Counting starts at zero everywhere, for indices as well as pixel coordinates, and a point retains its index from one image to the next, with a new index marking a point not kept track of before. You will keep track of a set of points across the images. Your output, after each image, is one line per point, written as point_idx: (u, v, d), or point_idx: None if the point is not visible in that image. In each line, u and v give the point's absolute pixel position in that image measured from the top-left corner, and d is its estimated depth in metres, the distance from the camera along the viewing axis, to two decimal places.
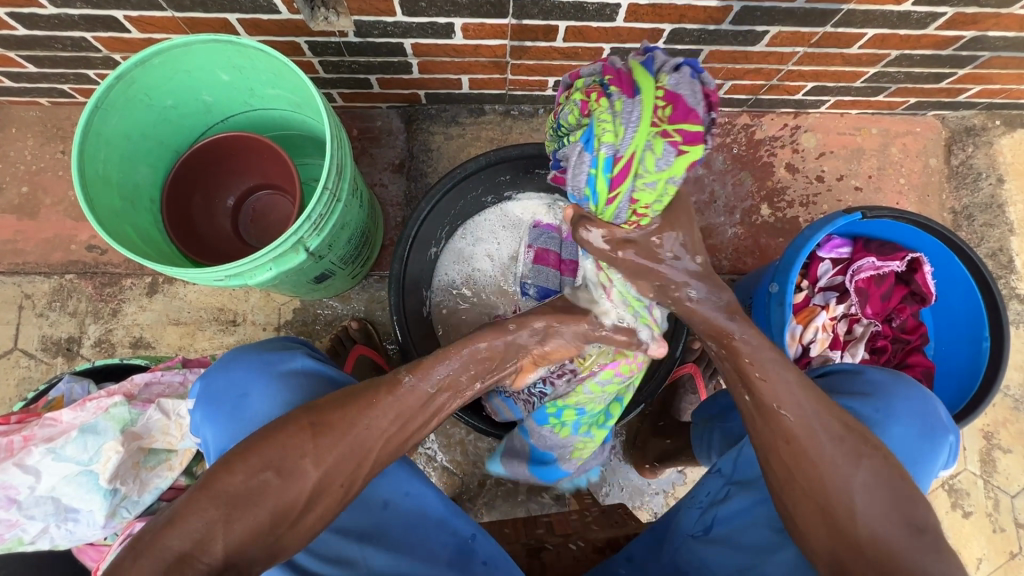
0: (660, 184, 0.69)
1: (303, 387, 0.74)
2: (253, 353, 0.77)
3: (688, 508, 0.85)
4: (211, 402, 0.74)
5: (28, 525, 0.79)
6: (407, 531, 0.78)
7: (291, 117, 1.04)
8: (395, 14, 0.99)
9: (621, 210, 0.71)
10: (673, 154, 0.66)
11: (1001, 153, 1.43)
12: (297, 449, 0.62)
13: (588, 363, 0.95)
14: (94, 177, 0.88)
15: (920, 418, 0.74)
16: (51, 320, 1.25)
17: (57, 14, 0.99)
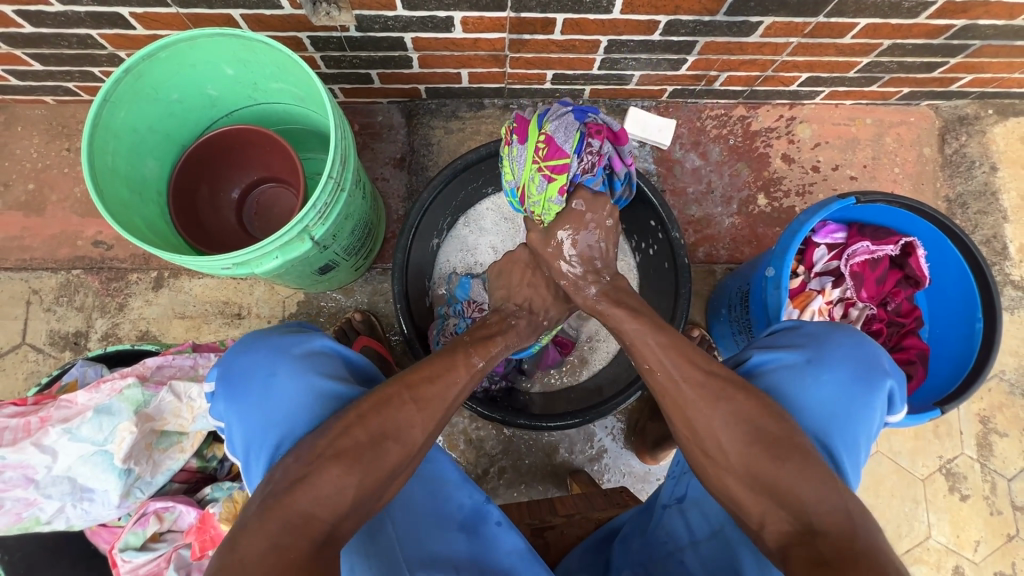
0: (544, 201, 0.89)
1: (329, 368, 0.73)
2: (271, 337, 0.74)
3: (666, 478, 0.85)
4: (231, 389, 0.71)
5: (45, 504, 0.81)
6: (426, 497, 0.80)
7: (294, 110, 1.06)
8: (395, 8, 1.00)
9: (528, 215, 0.94)
10: (550, 178, 0.87)
11: (995, 142, 1.45)
12: (406, 421, 0.65)
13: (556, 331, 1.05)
14: (103, 169, 0.90)
15: (853, 364, 0.70)
16: (59, 314, 1.27)
17: (63, 11, 1.01)
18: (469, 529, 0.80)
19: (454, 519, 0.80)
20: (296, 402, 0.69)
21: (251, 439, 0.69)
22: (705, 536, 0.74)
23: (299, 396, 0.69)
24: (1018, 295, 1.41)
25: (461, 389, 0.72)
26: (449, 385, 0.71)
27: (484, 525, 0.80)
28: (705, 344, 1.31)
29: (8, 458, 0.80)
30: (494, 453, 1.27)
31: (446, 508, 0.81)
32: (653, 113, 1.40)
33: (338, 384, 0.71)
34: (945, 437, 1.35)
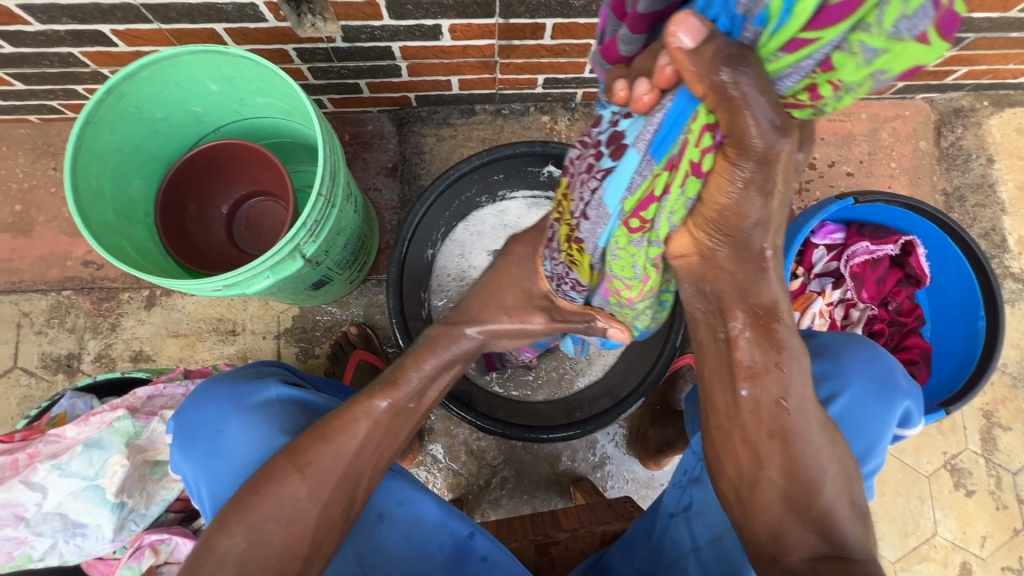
0: (858, 77, 0.39)
1: (283, 416, 0.72)
2: (227, 384, 0.74)
3: (670, 485, 0.84)
4: (188, 439, 0.71)
5: (36, 542, 0.79)
6: (404, 539, 0.78)
7: (282, 124, 1.04)
8: (382, 17, 0.99)
9: (788, 76, 0.40)
10: (925, 25, 0.35)
11: (991, 133, 1.44)
12: (291, 494, 0.62)
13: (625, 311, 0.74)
14: (87, 192, 0.87)
15: (867, 378, 0.70)
16: (50, 337, 1.25)
17: (43, 30, 0.99)
18: (454, 570, 0.77)
19: (435, 561, 0.78)
20: (248, 454, 0.69)
21: (205, 489, 0.70)
22: (707, 542, 0.73)
23: (246, 451, 0.70)
24: (1018, 287, 1.40)
25: (365, 439, 0.66)
26: (346, 440, 0.65)
27: (470, 563, 0.78)
28: None
29: None
30: (496, 463, 1.25)
31: (425, 544, 0.79)
32: None
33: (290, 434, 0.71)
34: (949, 432, 1.34)
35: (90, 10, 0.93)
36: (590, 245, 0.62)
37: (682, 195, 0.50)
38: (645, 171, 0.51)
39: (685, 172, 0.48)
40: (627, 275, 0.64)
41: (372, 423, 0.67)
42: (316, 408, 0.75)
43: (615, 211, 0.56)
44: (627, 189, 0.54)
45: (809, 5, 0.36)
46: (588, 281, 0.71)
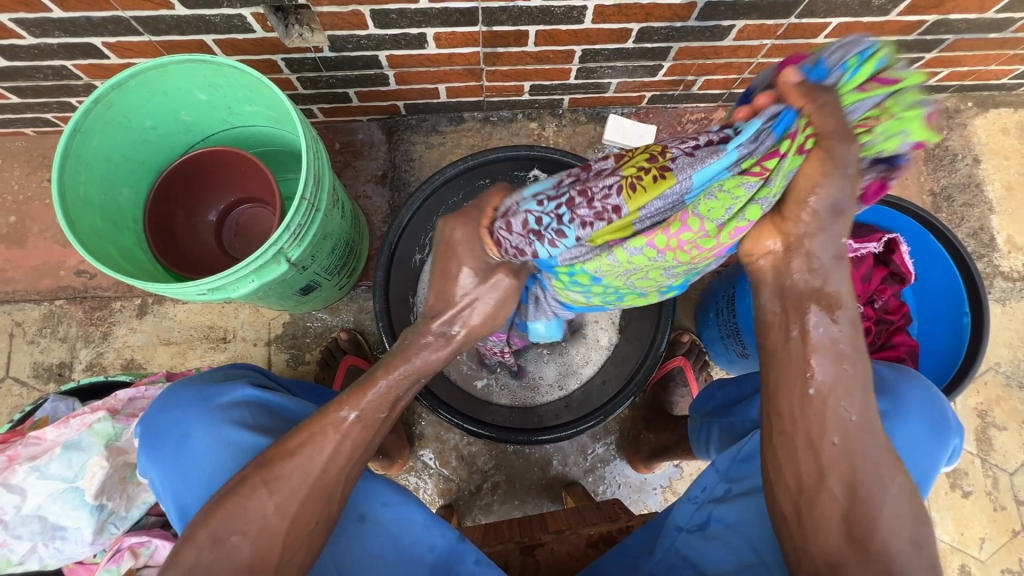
0: (905, 120, 0.51)
1: (252, 419, 0.73)
2: (194, 387, 0.74)
3: (681, 500, 0.85)
4: (152, 443, 0.71)
5: (15, 545, 0.79)
6: (386, 541, 0.78)
7: (270, 131, 1.06)
8: (367, 27, 1.00)
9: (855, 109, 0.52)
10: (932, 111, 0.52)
11: (976, 134, 1.45)
12: (258, 510, 0.62)
13: (623, 260, 0.63)
14: (75, 200, 0.89)
15: (925, 414, 0.76)
16: (43, 346, 1.26)
17: (36, 44, 1.01)
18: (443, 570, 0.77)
19: (423, 563, 0.77)
20: (213, 455, 0.70)
21: (172, 495, 0.70)
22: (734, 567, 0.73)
23: (213, 452, 0.70)
24: (1008, 286, 1.40)
25: (333, 454, 0.65)
26: (315, 455, 0.64)
27: (460, 565, 0.76)
28: (696, 349, 1.27)
29: None
30: (487, 468, 1.25)
31: (412, 549, 0.78)
32: (633, 119, 1.41)
33: (251, 436, 0.71)
34: None
35: (82, 23, 0.96)
36: (685, 174, 0.58)
37: (787, 165, 0.54)
38: (764, 140, 0.56)
39: (800, 144, 0.53)
40: (702, 223, 0.59)
41: (340, 438, 0.65)
42: (285, 412, 0.76)
43: (727, 165, 0.57)
44: (747, 145, 0.56)
45: (869, 71, 0.51)
46: (617, 221, 0.61)
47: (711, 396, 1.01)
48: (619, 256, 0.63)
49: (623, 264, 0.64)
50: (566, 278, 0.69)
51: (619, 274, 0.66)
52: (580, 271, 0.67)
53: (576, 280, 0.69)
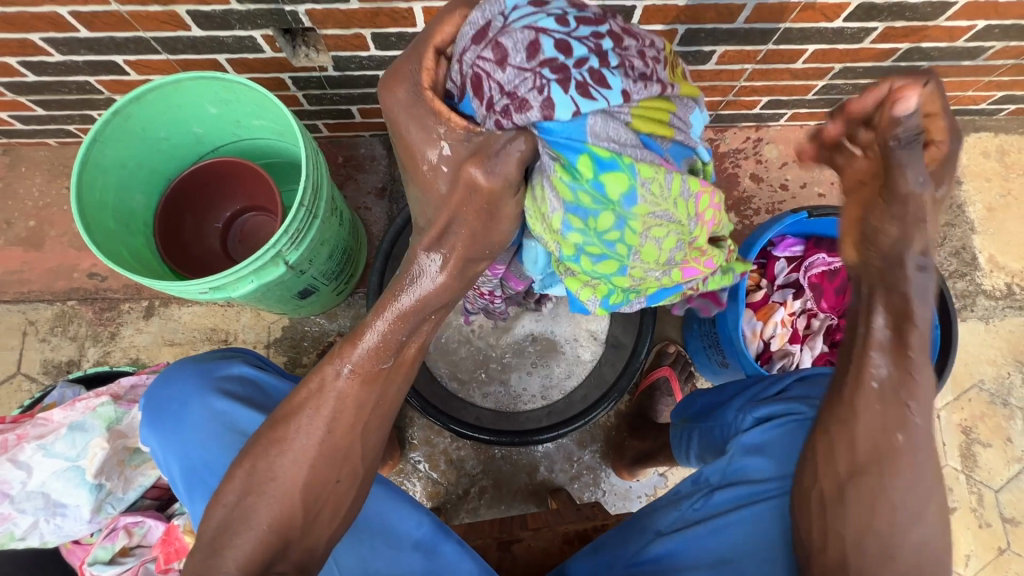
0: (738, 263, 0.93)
1: (244, 395, 0.77)
2: (194, 363, 0.80)
3: (670, 506, 0.86)
4: (157, 414, 0.77)
5: (19, 519, 0.83)
6: (372, 516, 0.80)
7: (276, 144, 1.13)
8: (368, 48, 1.08)
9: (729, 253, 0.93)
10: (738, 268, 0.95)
11: (957, 157, 1.50)
12: (266, 476, 0.64)
13: (665, 189, 0.62)
14: (91, 204, 0.96)
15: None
16: (53, 344, 1.32)
17: (63, 60, 1.09)
18: (425, 548, 0.79)
19: (410, 538, 0.80)
20: (207, 422, 0.75)
21: (173, 458, 0.75)
22: (713, 562, 0.76)
23: (207, 423, 0.75)
24: (991, 305, 1.42)
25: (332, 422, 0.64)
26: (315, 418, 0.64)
27: (444, 543, 0.79)
28: (682, 360, 1.30)
29: None
30: (475, 472, 1.28)
31: (399, 527, 0.80)
32: None
33: (242, 407, 0.76)
34: None
35: (106, 43, 1.04)
36: (683, 112, 0.66)
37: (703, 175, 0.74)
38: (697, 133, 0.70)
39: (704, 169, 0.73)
40: (704, 213, 0.69)
41: (339, 399, 0.64)
42: (275, 391, 0.80)
43: (701, 140, 0.70)
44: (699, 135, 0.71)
45: None
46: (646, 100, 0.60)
47: (691, 402, 1.03)
48: (666, 184, 0.62)
49: (665, 198, 0.62)
50: (591, 185, 0.60)
51: (653, 214, 0.63)
52: (623, 165, 0.58)
53: (608, 194, 0.60)
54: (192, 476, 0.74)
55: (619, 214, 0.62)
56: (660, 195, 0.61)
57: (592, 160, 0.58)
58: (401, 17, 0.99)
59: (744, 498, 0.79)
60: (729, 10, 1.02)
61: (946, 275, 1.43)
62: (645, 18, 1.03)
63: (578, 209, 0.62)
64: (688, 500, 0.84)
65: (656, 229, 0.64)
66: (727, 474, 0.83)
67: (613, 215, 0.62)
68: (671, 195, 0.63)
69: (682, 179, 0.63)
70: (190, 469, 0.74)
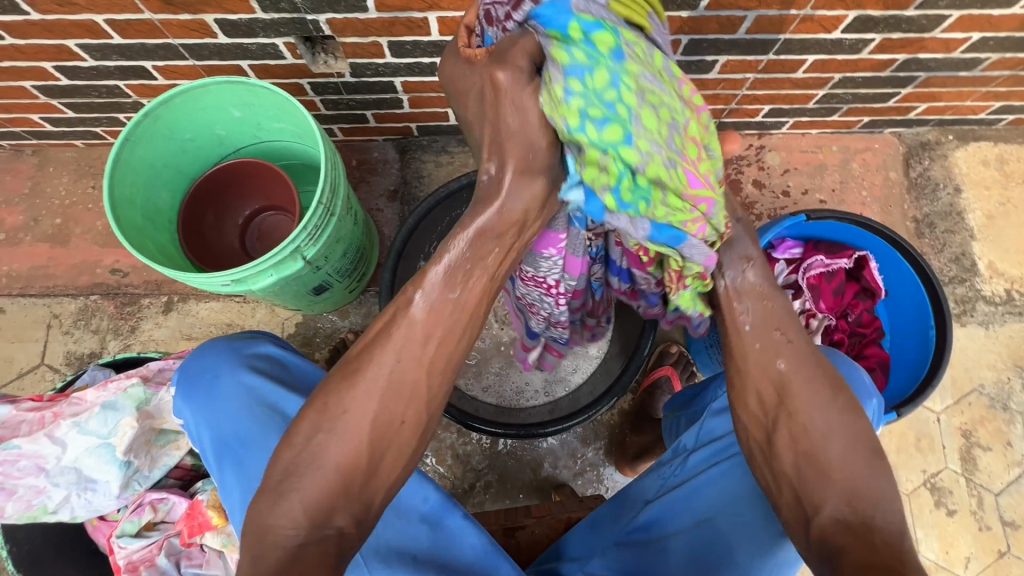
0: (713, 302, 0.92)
1: (270, 371, 0.82)
2: (224, 341, 0.85)
3: (652, 475, 0.88)
4: (187, 389, 0.81)
5: (52, 492, 0.87)
6: None
7: (295, 146, 1.18)
8: (384, 56, 1.13)
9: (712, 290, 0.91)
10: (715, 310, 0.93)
11: (957, 165, 1.53)
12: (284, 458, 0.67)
13: (650, 59, 0.60)
14: (121, 199, 1.01)
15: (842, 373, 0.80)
16: (76, 337, 1.37)
17: (95, 65, 1.15)
18: (432, 522, 0.82)
19: (418, 511, 0.82)
20: (237, 395, 0.79)
21: (203, 429, 0.80)
22: (691, 524, 0.81)
23: (236, 396, 0.79)
24: (991, 310, 1.44)
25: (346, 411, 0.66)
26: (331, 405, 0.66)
27: (450, 518, 0.83)
28: (683, 360, 1.33)
29: (23, 447, 0.87)
30: (480, 467, 1.31)
31: (408, 500, 0.83)
32: None
33: (269, 383, 0.80)
34: (928, 451, 1.36)
35: (137, 49, 1.09)
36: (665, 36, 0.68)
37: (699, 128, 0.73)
38: None
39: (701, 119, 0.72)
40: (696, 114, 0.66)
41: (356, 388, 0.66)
42: (299, 370, 0.85)
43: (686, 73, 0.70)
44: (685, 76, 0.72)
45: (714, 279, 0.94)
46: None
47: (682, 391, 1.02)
48: (649, 55, 0.60)
49: (652, 68, 0.59)
50: (586, 45, 0.56)
51: (646, 77, 0.58)
52: (609, 25, 0.57)
53: (603, 51, 0.56)
54: (220, 446, 0.78)
55: (618, 70, 0.56)
56: (646, 59, 0.59)
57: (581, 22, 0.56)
58: (417, 26, 1.04)
59: (719, 462, 0.83)
60: (731, 21, 1.07)
61: (945, 281, 1.46)
62: None
63: (579, 73, 0.56)
64: (669, 467, 0.87)
65: (655, 94, 0.58)
66: (701, 436, 0.86)
67: (611, 73, 0.56)
68: (658, 69, 0.60)
69: (664, 60, 0.61)
70: (219, 440, 0.78)
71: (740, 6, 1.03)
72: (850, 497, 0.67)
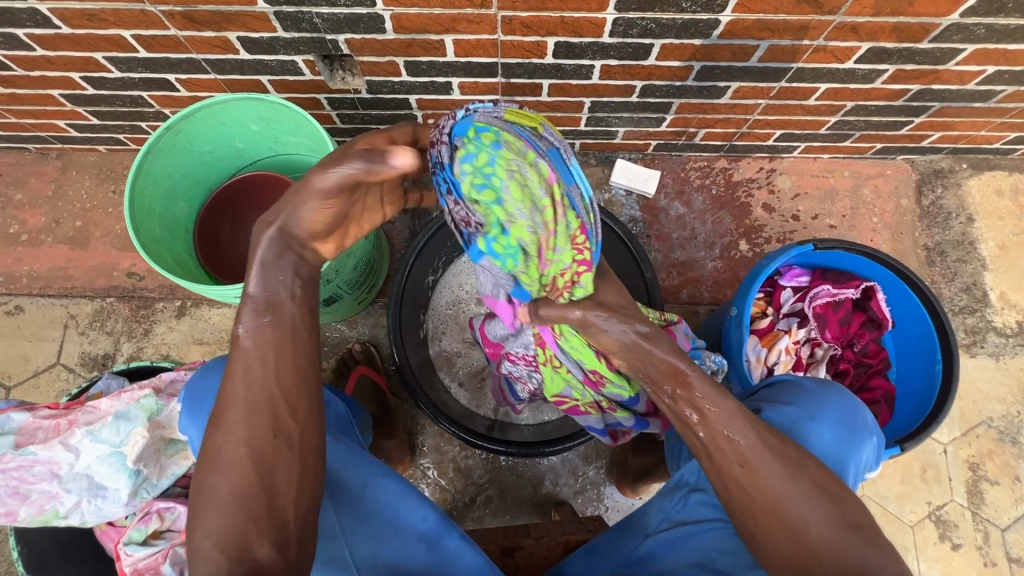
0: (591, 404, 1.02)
1: None
2: (228, 361, 0.86)
3: (655, 506, 0.88)
4: (192, 407, 0.83)
5: (65, 498, 0.90)
6: (383, 509, 0.84)
7: (310, 160, 1.20)
8: (401, 74, 1.15)
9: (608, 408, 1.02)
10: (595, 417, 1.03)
11: (971, 194, 1.52)
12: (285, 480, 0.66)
13: (515, 150, 0.78)
14: (141, 209, 1.04)
15: (841, 412, 0.78)
16: (91, 338, 1.40)
17: (120, 77, 1.18)
18: (429, 540, 0.83)
19: (415, 529, 0.84)
20: None
21: None
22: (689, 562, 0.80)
23: None
24: (1002, 342, 1.43)
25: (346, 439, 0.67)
26: None
27: (446, 540, 0.83)
28: None
29: (37, 454, 0.89)
30: (481, 482, 1.32)
31: (406, 518, 0.84)
32: (640, 164, 1.52)
33: None
34: (934, 482, 1.34)
35: (161, 62, 1.12)
36: (550, 133, 0.80)
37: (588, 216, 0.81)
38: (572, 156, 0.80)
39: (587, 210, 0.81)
40: (560, 196, 0.78)
41: None
42: None
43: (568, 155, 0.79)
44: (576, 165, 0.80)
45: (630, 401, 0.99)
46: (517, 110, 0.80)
47: None
48: (514, 147, 0.78)
49: (516, 159, 0.78)
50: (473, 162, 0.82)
51: (512, 168, 0.78)
52: (484, 135, 0.79)
53: (481, 162, 0.81)
54: None
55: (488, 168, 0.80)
56: (513, 153, 0.78)
57: (471, 137, 0.81)
58: (433, 48, 1.06)
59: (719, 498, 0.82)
60: (744, 49, 1.08)
61: (955, 311, 1.45)
62: (663, 55, 1.09)
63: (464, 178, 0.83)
64: (670, 501, 0.87)
65: (518, 178, 0.79)
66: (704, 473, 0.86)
67: (484, 164, 0.80)
68: (524, 163, 0.77)
69: (526, 152, 0.77)
70: None
71: (753, 35, 1.03)
72: (855, 550, 0.66)
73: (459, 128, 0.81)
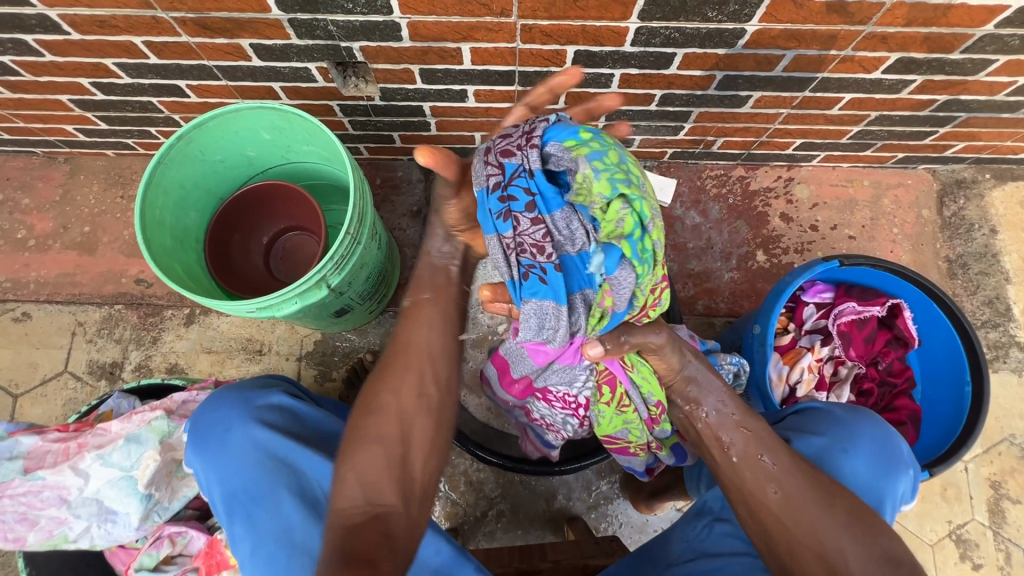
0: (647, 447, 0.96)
1: (282, 421, 0.83)
2: (236, 391, 0.85)
3: (679, 537, 0.88)
4: (200, 441, 0.81)
5: (73, 523, 0.88)
6: None
7: (323, 169, 1.18)
8: (415, 82, 1.12)
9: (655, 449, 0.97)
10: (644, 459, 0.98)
11: (994, 206, 1.49)
12: None
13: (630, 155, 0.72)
14: (151, 221, 1.02)
15: (874, 445, 0.77)
16: (99, 346, 1.38)
17: (130, 83, 1.16)
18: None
19: (430, 565, 0.81)
20: (248, 451, 0.79)
21: (213, 481, 0.80)
22: None
23: (248, 449, 0.79)
24: None
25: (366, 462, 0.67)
26: None
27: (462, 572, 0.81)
28: None
29: (46, 479, 0.88)
30: (493, 496, 1.30)
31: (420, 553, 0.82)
32: (655, 173, 1.49)
33: (280, 437, 0.80)
34: (954, 501, 1.32)
35: (172, 68, 1.10)
36: None
37: None
38: None
39: None
40: None
41: None
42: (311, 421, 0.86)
43: None
44: None
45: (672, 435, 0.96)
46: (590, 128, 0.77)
47: None
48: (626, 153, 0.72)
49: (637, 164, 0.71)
50: (604, 155, 0.66)
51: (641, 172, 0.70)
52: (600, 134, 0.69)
53: (616, 154, 0.67)
54: (236, 500, 0.78)
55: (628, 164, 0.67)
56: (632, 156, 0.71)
57: (584, 134, 0.68)
58: (450, 56, 1.04)
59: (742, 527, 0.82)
60: (768, 59, 1.05)
61: (977, 325, 1.42)
62: (684, 64, 1.06)
63: (597, 172, 0.65)
64: (694, 529, 0.86)
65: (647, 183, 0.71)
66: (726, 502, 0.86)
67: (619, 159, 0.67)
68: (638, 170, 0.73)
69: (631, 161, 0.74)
70: (231, 497, 0.78)
71: (778, 45, 1.01)
72: None
73: (562, 130, 0.69)
